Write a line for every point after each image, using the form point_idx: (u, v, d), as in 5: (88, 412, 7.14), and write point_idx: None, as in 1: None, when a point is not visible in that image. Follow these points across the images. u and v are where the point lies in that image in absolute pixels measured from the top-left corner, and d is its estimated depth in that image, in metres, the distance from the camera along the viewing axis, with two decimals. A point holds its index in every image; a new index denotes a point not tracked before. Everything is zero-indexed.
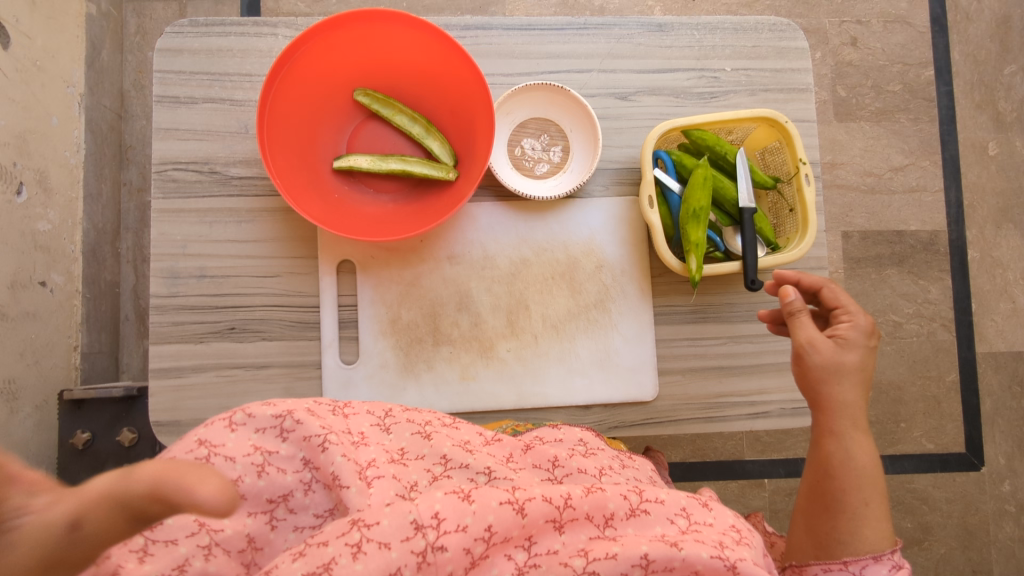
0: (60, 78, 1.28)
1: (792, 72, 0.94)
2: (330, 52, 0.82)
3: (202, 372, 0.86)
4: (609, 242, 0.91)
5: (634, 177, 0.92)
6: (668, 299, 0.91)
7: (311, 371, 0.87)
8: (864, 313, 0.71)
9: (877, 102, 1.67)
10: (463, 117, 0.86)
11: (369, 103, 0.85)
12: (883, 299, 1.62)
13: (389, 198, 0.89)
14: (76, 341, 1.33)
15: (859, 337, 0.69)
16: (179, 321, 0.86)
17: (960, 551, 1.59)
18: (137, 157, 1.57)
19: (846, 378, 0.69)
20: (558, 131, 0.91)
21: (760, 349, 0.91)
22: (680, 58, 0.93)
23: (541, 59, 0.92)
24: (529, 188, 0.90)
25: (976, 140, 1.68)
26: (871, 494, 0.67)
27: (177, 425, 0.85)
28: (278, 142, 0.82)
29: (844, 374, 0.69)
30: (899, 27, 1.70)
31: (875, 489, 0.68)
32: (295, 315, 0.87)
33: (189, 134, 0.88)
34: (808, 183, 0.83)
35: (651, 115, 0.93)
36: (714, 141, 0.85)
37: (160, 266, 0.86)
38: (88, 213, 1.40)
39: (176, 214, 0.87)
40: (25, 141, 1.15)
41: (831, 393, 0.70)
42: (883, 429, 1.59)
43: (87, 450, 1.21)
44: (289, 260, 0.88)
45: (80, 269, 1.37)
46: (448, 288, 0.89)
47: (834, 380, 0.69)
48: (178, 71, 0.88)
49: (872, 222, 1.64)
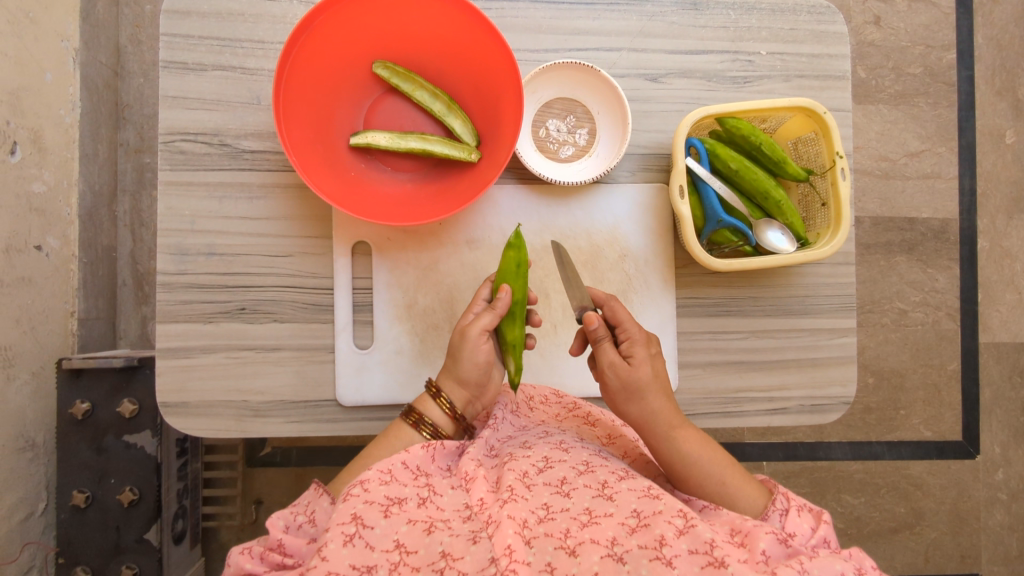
0: (53, 31, 1.22)
1: (829, 58, 0.90)
2: (351, 22, 0.77)
3: (212, 353, 0.83)
4: (633, 230, 0.88)
5: (661, 164, 0.89)
6: (692, 291, 0.89)
7: (324, 355, 0.85)
8: (637, 327, 0.74)
9: (897, 85, 1.63)
10: (487, 94, 0.82)
11: (388, 77, 0.81)
12: (891, 287, 1.60)
13: (407, 177, 0.85)
14: (72, 307, 1.30)
15: (642, 351, 0.73)
16: (187, 299, 0.83)
17: (950, 536, 1.61)
18: (134, 117, 1.51)
19: (656, 383, 0.72)
20: (584, 113, 0.87)
21: (782, 344, 0.89)
22: (713, 39, 0.89)
23: (569, 35, 0.87)
24: (552, 171, 0.86)
25: (993, 127, 1.65)
26: (723, 472, 0.69)
27: (185, 406, 0.83)
28: (294, 114, 0.78)
29: (644, 383, 0.71)
30: (923, 8, 1.64)
31: (723, 467, 0.69)
32: (308, 297, 0.85)
33: (198, 103, 0.83)
34: (844, 177, 0.81)
35: (681, 99, 0.89)
36: (749, 131, 0.81)
37: (167, 241, 0.83)
38: (84, 174, 1.34)
39: (183, 187, 0.83)
40: (18, 98, 1.09)
41: (648, 403, 0.71)
42: (882, 416, 1.60)
43: (88, 421, 1.11)
44: (301, 239, 0.85)
45: (76, 232, 1.32)
46: (466, 274, 0.86)
47: (645, 391, 0.71)
48: (186, 35, 0.83)
49: (884, 208, 1.61)
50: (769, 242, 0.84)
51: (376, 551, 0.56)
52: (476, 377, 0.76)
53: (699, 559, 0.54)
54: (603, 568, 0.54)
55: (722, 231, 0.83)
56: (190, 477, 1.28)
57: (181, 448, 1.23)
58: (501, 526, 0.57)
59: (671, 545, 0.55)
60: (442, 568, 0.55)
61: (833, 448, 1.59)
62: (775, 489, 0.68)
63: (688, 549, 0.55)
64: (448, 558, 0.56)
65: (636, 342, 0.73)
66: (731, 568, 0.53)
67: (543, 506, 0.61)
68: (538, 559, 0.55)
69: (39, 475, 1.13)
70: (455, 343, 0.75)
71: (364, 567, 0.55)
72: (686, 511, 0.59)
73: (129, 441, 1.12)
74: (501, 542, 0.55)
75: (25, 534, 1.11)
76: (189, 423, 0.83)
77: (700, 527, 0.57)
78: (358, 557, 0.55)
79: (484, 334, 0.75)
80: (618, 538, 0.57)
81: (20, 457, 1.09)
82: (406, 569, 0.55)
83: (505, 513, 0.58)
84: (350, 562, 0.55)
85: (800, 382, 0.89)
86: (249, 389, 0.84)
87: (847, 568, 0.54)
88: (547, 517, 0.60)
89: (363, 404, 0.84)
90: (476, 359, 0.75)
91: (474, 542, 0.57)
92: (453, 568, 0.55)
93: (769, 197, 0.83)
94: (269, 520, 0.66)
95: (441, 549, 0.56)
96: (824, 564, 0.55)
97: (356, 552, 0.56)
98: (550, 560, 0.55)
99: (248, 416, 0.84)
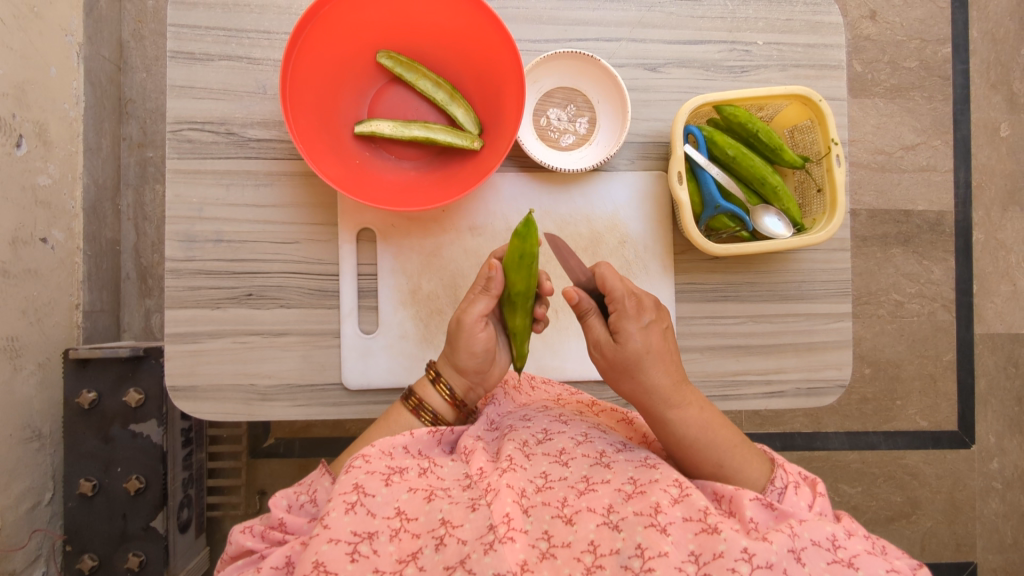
0: (57, 26, 1.23)
1: (825, 48, 0.92)
2: (355, 12, 0.79)
3: (219, 338, 0.85)
4: (633, 217, 0.90)
5: (660, 152, 0.91)
6: (691, 276, 0.90)
7: (329, 340, 0.86)
8: (630, 295, 0.71)
9: (892, 79, 1.65)
10: (489, 82, 0.84)
11: (392, 66, 0.83)
12: (887, 279, 1.62)
13: (410, 165, 0.87)
14: (77, 299, 1.31)
15: (630, 325, 0.70)
16: (195, 285, 0.84)
17: (946, 525, 1.63)
18: (137, 112, 1.52)
19: (648, 360, 0.69)
20: (585, 102, 0.89)
21: (779, 329, 0.91)
22: (711, 30, 0.91)
23: (569, 26, 0.89)
24: (554, 158, 0.87)
25: (988, 120, 1.67)
26: (720, 455, 0.68)
27: (193, 390, 0.84)
28: (299, 103, 0.80)
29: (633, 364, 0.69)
30: (918, 2, 1.66)
31: (722, 446, 0.68)
32: (314, 283, 0.86)
33: (205, 92, 0.85)
34: (839, 164, 0.82)
35: (680, 88, 0.91)
36: (746, 118, 0.83)
37: (176, 228, 0.84)
38: (88, 167, 1.36)
39: (191, 175, 0.85)
40: (24, 92, 1.11)
41: (646, 382, 0.69)
42: (879, 406, 1.62)
43: (94, 410, 1.12)
44: (307, 226, 0.86)
45: (81, 226, 1.34)
46: (469, 260, 0.88)
47: (641, 369, 0.69)
48: (192, 25, 0.84)
49: (880, 200, 1.63)
50: (765, 227, 0.86)
51: (377, 518, 0.58)
52: (472, 363, 0.76)
53: (693, 526, 0.56)
54: (599, 535, 0.57)
55: (720, 217, 0.85)
56: (196, 467, 1.29)
57: (186, 438, 1.24)
58: (500, 494, 0.58)
59: (666, 512, 0.57)
60: (442, 534, 0.57)
61: (830, 438, 1.60)
62: (777, 461, 0.69)
63: (682, 517, 0.57)
64: (447, 525, 0.57)
65: (623, 314, 0.70)
66: (724, 534, 0.55)
67: (541, 475, 0.64)
68: (535, 527, 0.58)
69: (45, 465, 1.14)
70: (452, 329, 0.75)
71: (365, 533, 0.57)
72: (681, 481, 0.61)
73: (135, 430, 1.13)
74: (500, 510, 0.57)
75: (33, 522, 1.12)
76: (197, 406, 0.84)
77: (695, 496, 0.59)
78: (359, 524, 0.57)
79: (479, 320, 0.74)
80: (614, 506, 0.59)
81: (27, 446, 1.10)
82: (407, 535, 0.58)
83: (504, 482, 0.60)
84: (351, 529, 0.57)
85: (797, 366, 0.91)
86: (256, 373, 0.85)
87: (836, 530, 0.57)
88: (545, 486, 0.63)
89: (368, 388, 0.86)
90: (473, 347, 0.74)
91: (473, 509, 0.58)
92: (453, 534, 0.56)
93: (766, 184, 0.85)
94: (276, 497, 0.68)
95: (440, 516, 0.58)
96: (814, 527, 0.57)
97: (357, 520, 0.57)
98: (546, 529, 0.58)
99: (255, 400, 0.85)
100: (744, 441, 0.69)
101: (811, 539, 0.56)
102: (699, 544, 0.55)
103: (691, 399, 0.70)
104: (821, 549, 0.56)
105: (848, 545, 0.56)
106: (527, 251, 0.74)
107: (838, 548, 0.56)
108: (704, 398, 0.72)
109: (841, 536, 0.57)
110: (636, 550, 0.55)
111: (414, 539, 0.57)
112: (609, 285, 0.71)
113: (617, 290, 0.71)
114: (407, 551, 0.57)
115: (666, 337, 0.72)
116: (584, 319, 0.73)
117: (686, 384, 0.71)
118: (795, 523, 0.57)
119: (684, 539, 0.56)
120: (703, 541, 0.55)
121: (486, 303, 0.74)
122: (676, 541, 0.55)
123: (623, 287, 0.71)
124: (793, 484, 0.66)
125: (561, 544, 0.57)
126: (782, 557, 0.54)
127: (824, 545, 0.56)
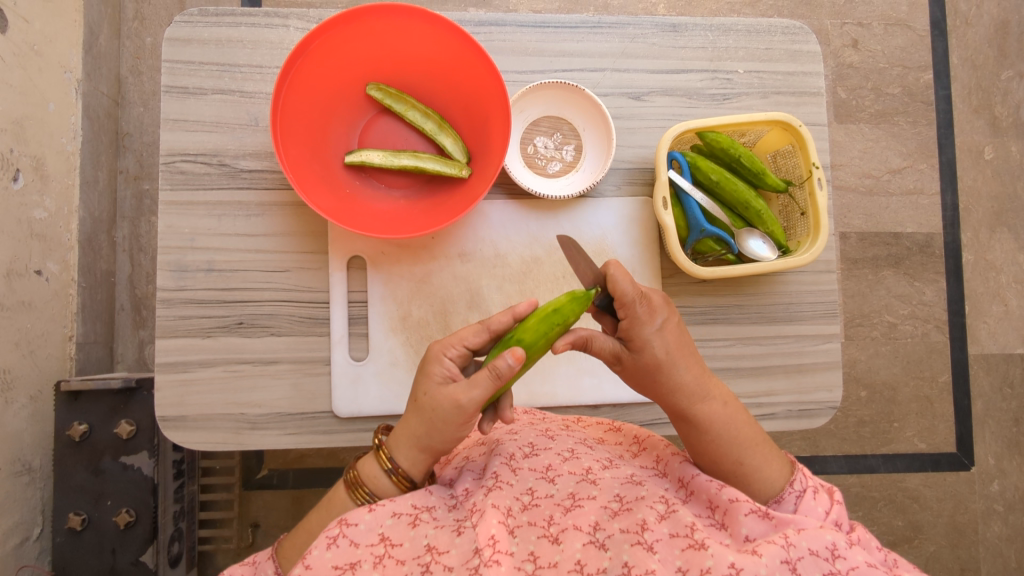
0: (57, 63, 1.26)
1: (803, 75, 0.95)
2: (345, 46, 0.81)
3: (210, 367, 0.85)
4: (620, 242, 0.91)
5: (646, 177, 0.92)
6: (678, 299, 0.91)
7: (320, 368, 0.87)
8: (643, 303, 0.70)
9: (876, 104, 1.68)
10: (476, 112, 0.86)
11: (381, 98, 0.85)
12: (879, 300, 1.63)
13: (401, 194, 0.88)
14: (71, 330, 1.31)
15: (647, 330, 0.70)
16: (185, 314, 0.85)
17: (949, 549, 1.61)
18: (134, 145, 1.54)
19: (671, 361, 0.70)
20: (570, 130, 0.91)
21: (769, 350, 0.91)
22: (693, 59, 0.93)
23: (554, 57, 0.91)
24: (541, 185, 0.89)
25: (972, 143, 1.70)
26: (742, 453, 0.68)
27: (183, 420, 0.84)
28: (291, 135, 0.81)
29: (657, 364, 0.71)
30: (899, 31, 1.70)
31: (744, 444, 0.69)
32: (305, 311, 0.87)
33: (198, 125, 0.86)
34: (821, 188, 0.84)
35: (663, 116, 0.93)
36: (728, 144, 0.85)
37: (168, 258, 0.85)
38: (85, 200, 1.37)
39: (184, 206, 0.86)
40: (22, 127, 1.13)
41: (671, 381, 0.71)
42: (876, 428, 1.61)
43: (85, 443, 1.11)
44: (298, 255, 0.87)
45: (76, 257, 1.34)
46: (459, 286, 0.89)
47: (667, 369, 0.70)
48: (187, 61, 0.86)
49: (869, 223, 1.65)
50: (750, 250, 0.87)
51: (360, 546, 0.58)
52: (440, 447, 0.68)
53: (679, 542, 0.56)
54: (585, 554, 0.57)
55: (705, 240, 0.86)
56: (188, 499, 1.27)
57: (180, 469, 1.23)
58: (485, 515, 0.59)
59: (653, 529, 0.58)
60: (427, 561, 0.57)
61: (829, 462, 1.60)
62: (796, 462, 0.69)
63: (668, 534, 0.58)
64: (433, 552, 0.58)
65: (637, 321, 0.70)
66: (710, 550, 0.54)
67: (528, 492, 0.65)
68: (521, 549, 0.58)
69: (35, 499, 1.13)
70: (444, 411, 0.65)
71: (347, 565, 0.56)
72: (667, 498, 0.62)
73: (126, 462, 1.12)
74: (485, 532, 0.57)
75: (21, 558, 1.10)
76: (187, 436, 0.84)
77: (681, 513, 0.59)
78: (341, 557, 0.57)
79: (475, 408, 0.65)
80: (601, 523, 0.60)
81: (17, 481, 1.09)
82: (391, 562, 0.57)
83: (489, 502, 0.60)
84: (332, 563, 0.56)
85: (788, 387, 0.91)
86: (246, 402, 0.85)
87: (837, 539, 0.56)
88: (531, 504, 0.63)
89: (359, 415, 0.86)
90: (456, 432, 0.67)
91: (458, 534, 0.59)
92: (438, 560, 0.56)
93: (749, 208, 0.86)
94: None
95: (425, 543, 0.59)
96: (811, 536, 0.56)
97: (339, 553, 0.57)
98: (532, 550, 0.58)
99: (245, 429, 0.85)
100: (765, 440, 0.70)
101: (809, 548, 0.55)
102: (685, 560, 0.55)
103: (714, 394, 0.71)
104: (818, 558, 0.54)
105: (849, 556, 0.54)
106: (567, 313, 0.68)
107: (837, 558, 0.54)
108: (726, 392, 0.73)
109: (842, 546, 0.55)
110: (622, 568, 0.55)
111: (398, 566, 0.57)
112: (620, 290, 0.68)
113: (627, 294, 0.69)
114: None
115: (682, 333, 0.72)
116: (589, 344, 0.73)
117: (710, 380, 0.72)
118: (790, 534, 0.56)
119: (670, 556, 0.55)
120: (691, 557, 0.55)
121: (494, 389, 0.65)
122: (663, 558, 0.55)
123: (633, 290, 0.69)
124: (812, 488, 0.66)
125: (548, 564, 0.56)
126: (772, 569, 0.53)
127: (821, 554, 0.54)
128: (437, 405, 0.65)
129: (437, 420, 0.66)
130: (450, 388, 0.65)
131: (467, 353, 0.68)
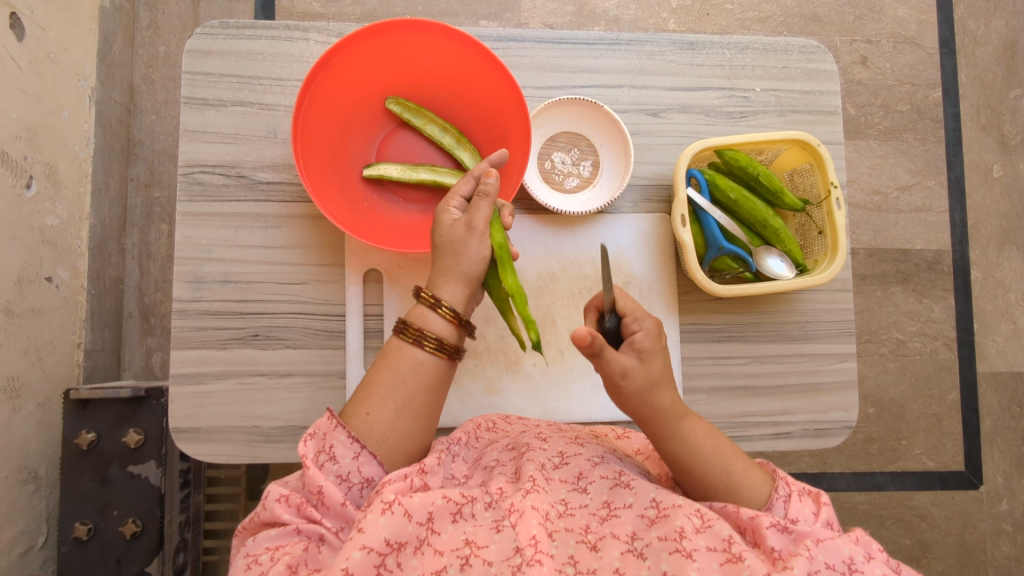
0: (72, 71, 1.26)
1: (820, 94, 0.95)
2: (365, 59, 0.81)
3: (224, 379, 0.85)
4: (637, 259, 0.91)
5: (663, 195, 0.92)
6: (695, 317, 0.91)
7: (335, 381, 0.86)
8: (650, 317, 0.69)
9: (885, 121, 1.68)
10: (495, 126, 0.86)
11: (400, 112, 0.85)
12: (887, 316, 1.63)
13: (418, 208, 0.88)
14: (79, 337, 1.31)
15: (652, 343, 0.68)
16: (201, 325, 0.85)
17: (957, 568, 1.59)
18: (145, 152, 1.54)
19: (666, 378, 0.69)
20: (588, 146, 0.91)
21: (784, 369, 0.91)
22: (709, 77, 0.94)
23: (572, 73, 0.91)
24: (560, 202, 0.89)
25: (981, 161, 1.70)
26: (728, 462, 0.68)
27: (196, 432, 0.84)
28: (311, 148, 0.82)
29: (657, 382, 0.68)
30: (908, 48, 1.70)
31: (724, 454, 0.68)
32: (320, 324, 0.87)
33: (217, 137, 0.86)
34: (839, 207, 0.84)
35: (681, 133, 0.93)
36: (746, 162, 0.85)
37: (183, 269, 0.85)
38: (95, 208, 1.37)
39: (201, 217, 0.86)
40: (37, 134, 1.13)
41: (664, 393, 0.68)
42: (884, 446, 1.60)
43: (93, 451, 1.10)
44: (314, 268, 0.87)
45: (86, 264, 1.34)
46: None
47: (663, 380, 0.69)
48: (206, 72, 0.86)
49: (878, 239, 1.65)
50: (769, 268, 0.88)
51: (410, 522, 0.58)
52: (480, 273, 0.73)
53: (718, 555, 0.57)
54: (623, 563, 0.57)
55: (722, 258, 0.86)
56: (192, 509, 1.24)
57: (185, 479, 1.22)
58: (525, 516, 0.60)
59: (691, 538, 0.58)
60: (467, 554, 0.57)
61: (837, 479, 1.59)
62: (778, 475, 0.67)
63: (706, 546, 0.58)
64: (472, 545, 0.58)
65: (646, 334, 0.67)
66: (748, 562, 0.56)
67: (562, 501, 0.65)
68: (561, 551, 0.58)
69: (41, 508, 1.11)
70: (457, 237, 0.72)
71: (396, 543, 0.57)
72: (702, 511, 0.62)
73: (133, 472, 1.10)
74: (525, 532, 0.58)
75: (25, 567, 1.09)
76: (200, 449, 0.84)
77: (718, 526, 0.60)
78: (392, 532, 0.57)
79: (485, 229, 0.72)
80: (638, 533, 0.61)
81: (23, 489, 1.08)
82: (430, 551, 0.58)
83: (529, 504, 0.61)
84: (384, 537, 0.56)
85: (803, 407, 0.91)
86: (260, 415, 0.85)
87: (856, 553, 0.57)
88: (566, 512, 0.63)
89: None
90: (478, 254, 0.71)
91: (497, 530, 0.59)
92: (478, 554, 0.57)
93: (768, 225, 0.87)
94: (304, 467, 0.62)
95: (465, 537, 0.59)
96: (831, 549, 0.57)
97: (392, 522, 0.57)
98: (571, 553, 0.58)
99: (259, 442, 0.85)
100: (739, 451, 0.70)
101: (826, 562, 0.56)
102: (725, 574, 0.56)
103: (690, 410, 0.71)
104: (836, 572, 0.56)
105: (868, 569, 0.56)
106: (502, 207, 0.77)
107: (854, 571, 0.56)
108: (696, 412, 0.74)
109: (861, 560, 0.57)
110: None
111: (438, 557, 0.57)
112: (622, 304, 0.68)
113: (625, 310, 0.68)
114: (429, 567, 0.56)
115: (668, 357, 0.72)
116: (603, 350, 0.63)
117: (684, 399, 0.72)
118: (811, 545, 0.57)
119: (709, 567, 0.56)
120: (730, 570, 0.56)
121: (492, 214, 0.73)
122: (702, 567, 0.56)
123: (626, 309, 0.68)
124: (795, 492, 0.65)
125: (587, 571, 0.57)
126: None
127: (839, 568, 0.56)
128: (449, 237, 0.72)
129: (454, 249, 0.72)
130: (458, 221, 0.73)
131: (467, 204, 0.74)
